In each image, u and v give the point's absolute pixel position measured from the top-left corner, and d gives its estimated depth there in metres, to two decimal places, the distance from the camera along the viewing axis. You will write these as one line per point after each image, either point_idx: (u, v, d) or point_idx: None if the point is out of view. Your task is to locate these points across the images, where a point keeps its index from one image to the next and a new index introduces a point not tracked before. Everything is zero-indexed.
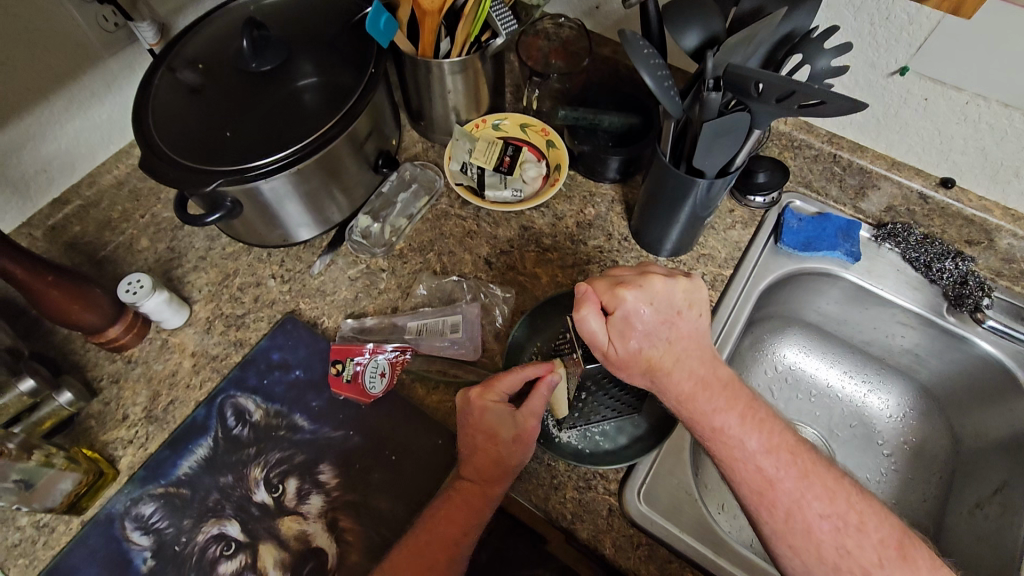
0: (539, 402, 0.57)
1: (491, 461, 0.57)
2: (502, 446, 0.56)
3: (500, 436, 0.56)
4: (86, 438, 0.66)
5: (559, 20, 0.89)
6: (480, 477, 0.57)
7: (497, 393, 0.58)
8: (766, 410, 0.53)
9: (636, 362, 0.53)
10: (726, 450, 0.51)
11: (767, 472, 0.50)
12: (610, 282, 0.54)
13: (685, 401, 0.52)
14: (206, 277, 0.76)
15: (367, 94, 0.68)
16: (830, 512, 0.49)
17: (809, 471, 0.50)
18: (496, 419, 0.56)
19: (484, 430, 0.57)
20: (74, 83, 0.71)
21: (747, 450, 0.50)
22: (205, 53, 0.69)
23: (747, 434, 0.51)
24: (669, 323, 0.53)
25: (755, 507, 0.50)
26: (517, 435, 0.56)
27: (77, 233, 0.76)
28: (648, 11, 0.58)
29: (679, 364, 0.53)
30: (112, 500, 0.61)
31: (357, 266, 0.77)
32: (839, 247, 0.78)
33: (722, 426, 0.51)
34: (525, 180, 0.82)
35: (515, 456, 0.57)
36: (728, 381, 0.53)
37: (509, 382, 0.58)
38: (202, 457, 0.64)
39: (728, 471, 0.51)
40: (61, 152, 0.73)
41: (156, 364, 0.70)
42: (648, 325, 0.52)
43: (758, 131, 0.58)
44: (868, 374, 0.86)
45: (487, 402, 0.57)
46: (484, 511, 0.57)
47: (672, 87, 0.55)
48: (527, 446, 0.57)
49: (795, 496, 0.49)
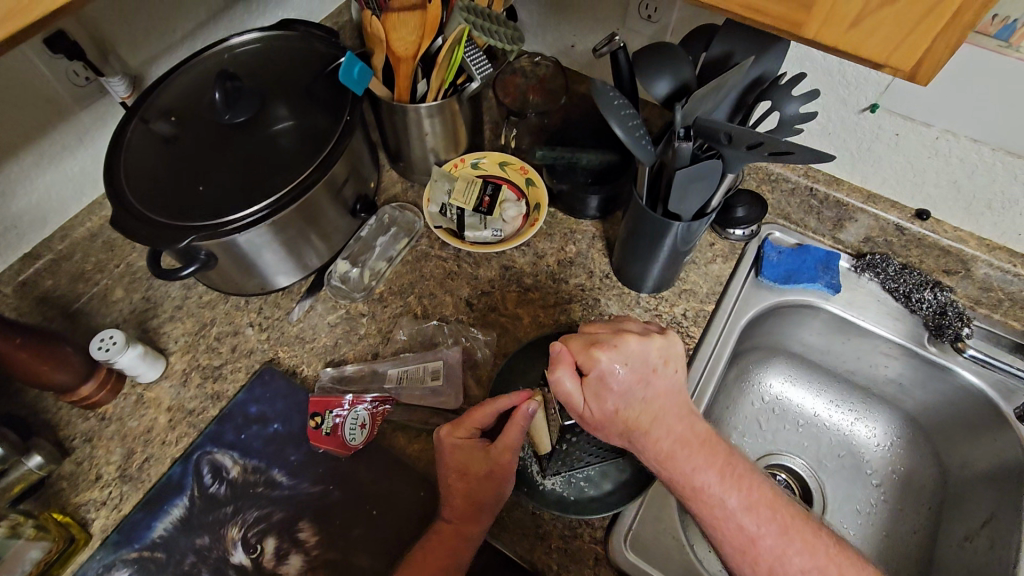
0: (513, 433, 0.57)
1: (465, 497, 0.57)
2: (473, 482, 0.57)
3: (471, 472, 0.57)
4: (58, 501, 0.64)
5: (535, 58, 0.91)
6: (454, 514, 0.57)
7: (467, 428, 0.59)
8: (744, 465, 0.52)
9: (612, 423, 0.52)
10: (708, 509, 0.50)
11: (749, 531, 0.49)
12: (585, 340, 0.54)
13: (664, 459, 0.51)
14: (182, 327, 0.75)
15: (343, 141, 0.68)
16: (811, 566, 0.48)
17: (788, 525, 0.50)
18: (465, 454, 0.57)
19: (455, 466, 0.57)
20: (44, 138, 0.69)
21: (727, 509, 0.49)
22: (177, 105, 0.69)
23: (727, 491, 0.50)
24: (645, 383, 0.52)
25: (739, 564, 0.49)
26: (489, 470, 0.56)
27: (50, 288, 0.74)
28: (619, 60, 0.59)
29: (658, 422, 0.52)
30: (84, 566, 0.59)
31: (336, 312, 0.77)
32: (819, 279, 0.79)
33: (702, 485, 0.50)
34: (505, 220, 0.82)
35: (490, 491, 0.57)
36: (706, 436, 0.52)
37: (479, 418, 0.58)
38: (177, 518, 0.62)
39: (711, 528, 0.50)
40: (31, 208, 0.71)
41: (131, 420, 0.69)
42: (623, 384, 0.52)
43: (732, 175, 0.58)
44: (854, 403, 0.86)
45: (457, 438, 0.58)
46: (459, 554, 0.56)
47: (645, 135, 0.55)
48: (501, 482, 0.57)
49: (776, 552, 0.48)
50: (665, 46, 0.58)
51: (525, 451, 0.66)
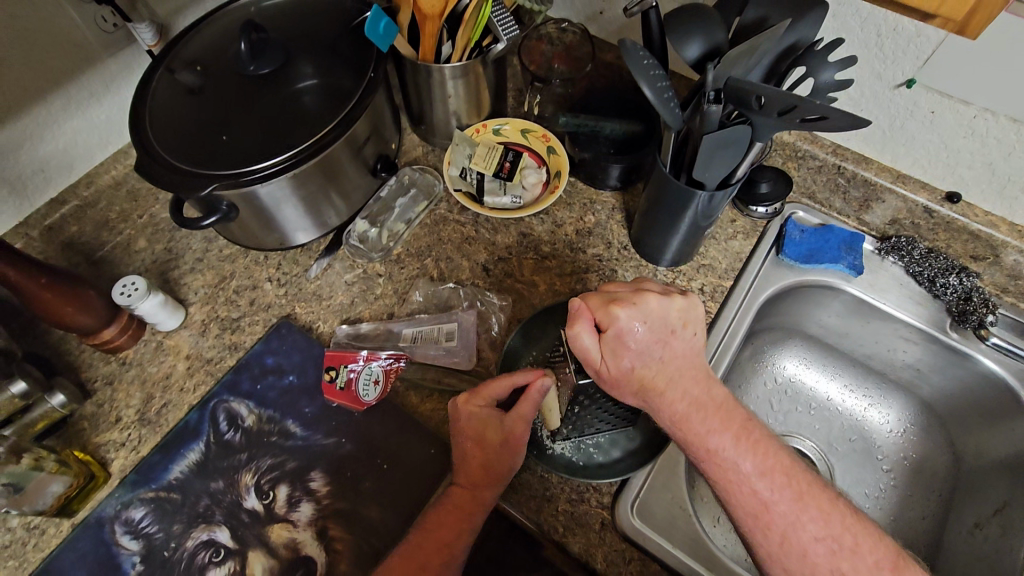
0: (529, 406, 0.57)
1: (479, 466, 0.57)
2: (489, 451, 0.57)
3: (486, 441, 0.57)
4: (79, 440, 0.65)
5: (563, 24, 0.88)
6: (470, 482, 0.58)
7: (483, 399, 0.59)
8: (761, 431, 0.52)
9: (628, 381, 0.52)
10: (720, 471, 0.50)
11: (763, 495, 0.49)
12: (604, 297, 0.53)
13: (680, 421, 0.52)
14: (203, 279, 0.77)
15: (364, 100, 0.68)
16: (824, 535, 0.48)
17: (805, 492, 0.50)
18: (481, 425, 0.57)
19: (471, 437, 0.58)
20: (72, 83, 0.70)
21: (742, 473, 0.50)
22: (203, 56, 0.69)
23: (742, 456, 0.50)
24: (662, 343, 0.52)
25: (750, 529, 0.49)
26: (506, 438, 0.57)
27: (74, 233, 0.75)
28: (651, 20, 0.57)
29: (678, 380, 0.52)
30: (103, 503, 0.61)
31: (354, 271, 0.77)
32: (842, 260, 0.77)
33: (717, 449, 0.50)
34: (525, 186, 0.82)
35: (505, 460, 0.58)
36: (723, 401, 0.52)
37: (495, 387, 0.59)
38: (194, 462, 0.63)
39: (725, 493, 0.50)
40: (58, 152, 0.72)
41: (151, 366, 0.70)
42: (641, 344, 0.52)
43: (760, 144, 0.57)
44: (868, 388, 0.85)
45: (475, 407, 0.58)
46: (474, 520, 0.56)
47: (674, 98, 0.54)
48: (517, 451, 0.58)
49: (790, 519, 0.49)
50: (700, 8, 0.56)
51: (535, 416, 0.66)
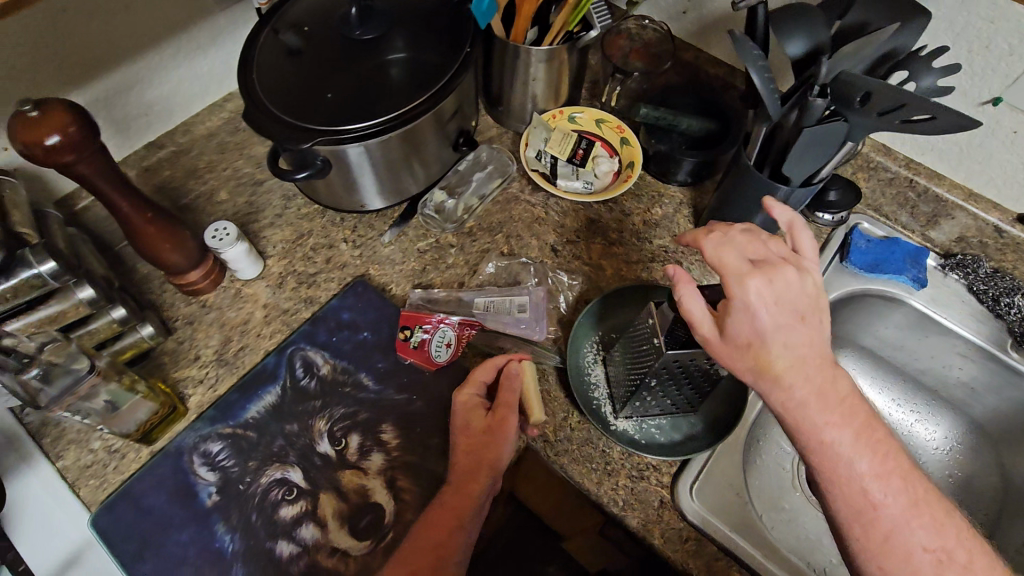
0: (511, 392, 0.60)
1: (466, 456, 0.59)
2: (474, 439, 0.60)
3: (472, 428, 0.60)
4: (160, 373, 0.68)
5: (643, 21, 0.91)
6: (459, 475, 0.59)
7: (472, 387, 0.62)
8: (883, 430, 0.50)
9: (743, 356, 0.49)
10: (830, 466, 0.48)
11: (874, 497, 0.48)
12: (744, 262, 0.50)
13: (795, 408, 0.48)
14: (281, 234, 0.79)
15: (456, 77, 0.70)
16: (935, 543, 0.48)
17: (915, 499, 0.48)
18: (468, 412, 0.61)
19: (460, 424, 0.61)
20: (185, 33, 0.73)
21: (856, 473, 0.48)
22: (306, 18, 0.72)
23: (859, 455, 0.48)
24: (787, 331, 0.48)
25: (852, 527, 0.48)
26: (489, 426, 0.60)
27: (166, 177, 0.78)
28: (757, 15, 0.58)
29: (798, 364, 0.48)
30: (182, 434, 0.63)
31: (426, 239, 0.80)
32: (906, 272, 0.79)
33: (833, 443, 0.48)
34: (596, 174, 0.84)
35: (491, 451, 0.59)
36: (849, 395, 0.49)
37: (481, 376, 0.62)
38: (270, 404, 0.65)
39: (829, 487, 0.49)
40: (161, 98, 0.75)
41: (230, 311, 0.73)
42: (768, 316, 0.48)
43: (851, 144, 0.59)
44: (916, 404, 0.86)
45: (464, 395, 0.62)
46: (466, 512, 0.57)
47: (776, 88, 0.55)
48: (502, 440, 0.59)
49: (900, 523, 0.48)
50: (804, 7, 0.57)
51: (598, 393, 0.68)
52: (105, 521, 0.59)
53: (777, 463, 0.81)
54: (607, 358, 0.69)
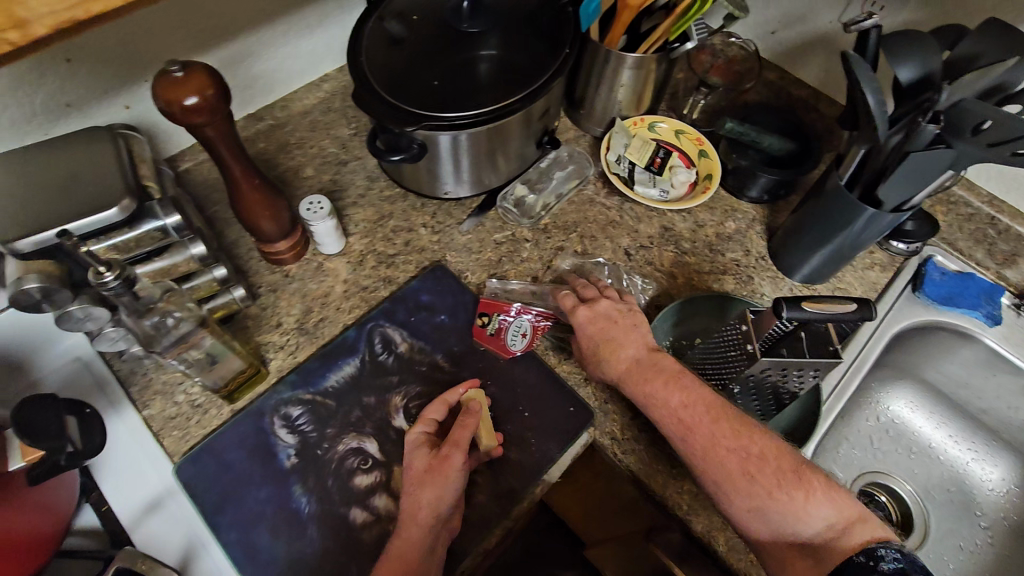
0: (463, 430, 0.59)
1: (409, 496, 0.56)
2: (418, 477, 0.57)
3: (415, 467, 0.58)
4: (244, 335, 0.70)
5: (729, 38, 0.93)
6: (401, 521, 0.55)
7: (422, 424, 0.61)
8: (736, 418, 0.54)
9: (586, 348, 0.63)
10: (680, 440, 0.54)
11: (748, 472, 0.51)
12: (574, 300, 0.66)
13: (673, 413, 0.55)
14: (363, 214, 0.81)
15: (550, 78, 0.70)
16: (818, 509, 0.50)
17: (787, 471, 0.51)
18: (414, 450, 0.59)
19: (405, 463, 0.59)
20: (297, 13, 0.77)
21: (736, 460, 0.52)
22: (412, 8, 0.74)
23: (726, 440, 0.53)
24: (582, 329, 0.64)
25: (739, 509, 0.51)
26: (433, 461, 0.57)
27: (260, 149, 0.82)
28: (870, 38, 0.60)
29: (605, 338, 0.62)
30: (264, 396, 0.65)
31: (503, 232, 0.81)
32: (980, 308, 0.79)
33: (707, 437, 0.53)
34: (673, 183, 0.84)
35: (432, 489, 0.56)
36: (681, 378, 0.57)
37: (432, 413, 0.62)
38: (348, 374, 0.67)
39: (716, 482, 0.52)
40: (266, 73, 0.81)
41: (311, 283, 0.74)
42: (592, 326, 0.63)
43: (951, 172, 0.59)
44: (976, 443, 0.85)
45: (414, 434, 0.61)
46: (407, 561, 0.52)
47: (887, 109, 0.57)
48: (447, 477, 0.56)
49: (780, 495, 0.50)
50: (917, 35, 0.59)
51: None
52: (188, 472, 0.61)
53: None
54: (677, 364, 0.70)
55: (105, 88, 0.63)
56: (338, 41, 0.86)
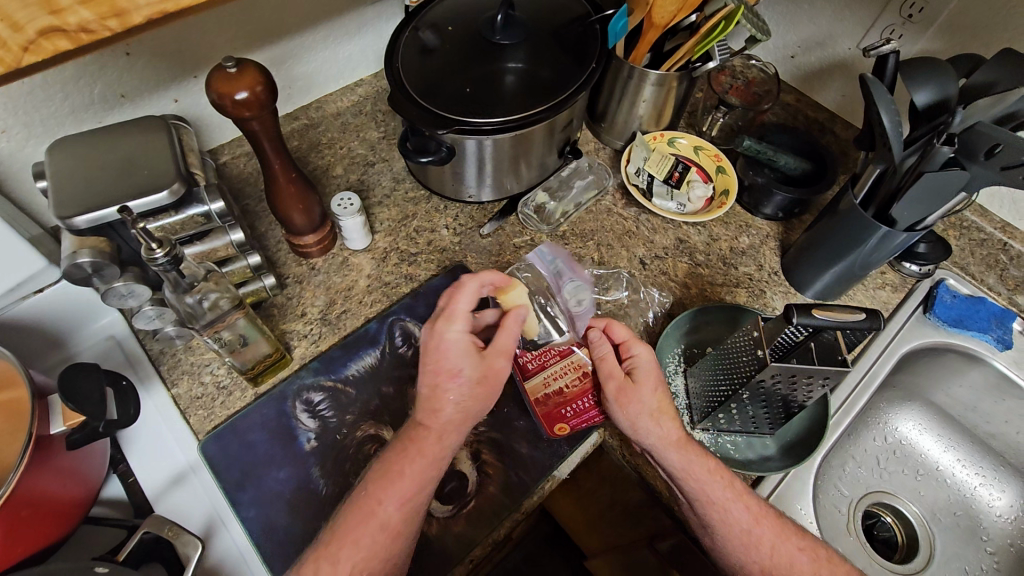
0: (507, 336, 0.59)
1: (441, 414, 0.56)
2: (459, 388, 0.56)
3: (455, 374, 0.56)
4: (270, 322, 0.73)
5: (750, 61, 0.98)
6: (422, 442, 0.55)
7: (455, 321, 0.58)
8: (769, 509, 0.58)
9: (641, 403, 0.58)
10: (743, 540, 0.55)
11: (786, 565, 0.54)
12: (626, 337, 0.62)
13: (717, 502, 0.56)
14: (388, 213, 0.84)
15: (575, 92, 0.73)
16: None
17: (818, 560, 0.55)
18: (456, 352, 0.57)
19: (441, 363, 0.56)
20: (338, 20, 0.81)
21: (771, 548, 0.55)
22: (447, 20, 0.77)
23: (765, 532, 0.56)
24: (651, 383, 0.59)
25: None
26: (481, 374, 0.57)
27: (293, 147, 0.86)
28: (888, 63, 0.63)
29: (659, 397, 0.59)
30: (287, 381, 0.68)
31: (522, 236, 0.84)
32: (990, 332, 0.80)
33: (749, 530, 0.55)
34: (690, 197, 0.87)
35: (477, 402, 0.57)
36: (723, 469, 0.58)
37: (462, 305, 0.59)
38: (369, 364, 0.70)
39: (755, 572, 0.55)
40: (305, 75, 0.85)
41: (336, 276, 0.77)
42: (653, 379, 0.59)
43: (964, 195, 0.61)
44: (984, 468, 0.85)
45: (451, 332, 0.57)
46: (381, 518, 0.52)
47: (902, 131, 0.60)
48: (490, 390, 0.58)
49: None
50: (934, 62, 0.62)
51: (680, 402, 0.72)
52: (211, 449, 0.63)
53: (833, 505, 0.81)
54: (688, 369, 0.72)
55: (159, 83, 0.67)
56: (373, 48, 0.90)
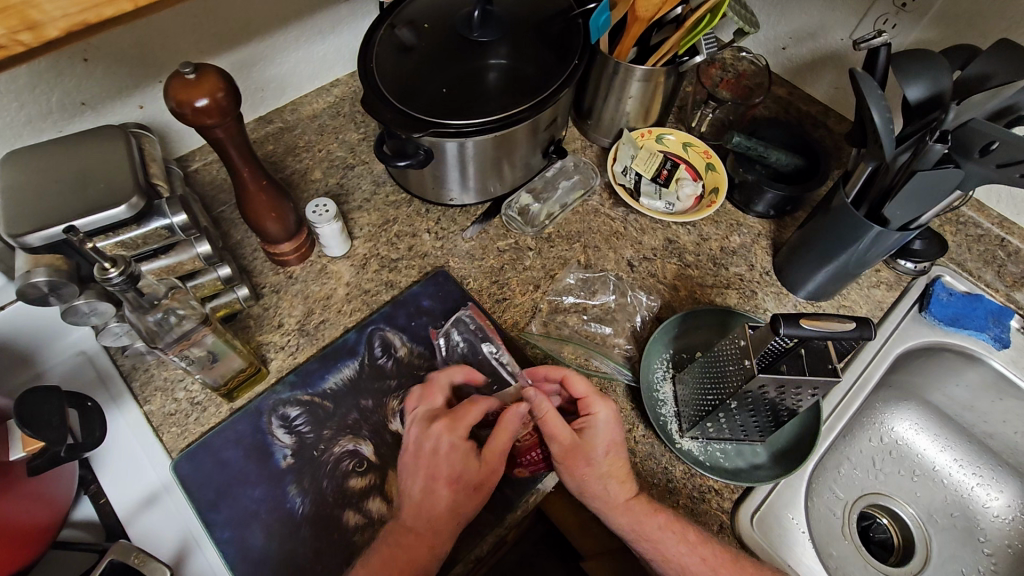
0: (504, 440, 0.57)
1: (432, 520, 0.54)
2: (460, 493, 0.55)
3: (448, 477, 0.55)
4: (245, 334, 0.70)
5: (739, 53, 0.94)
6: (409, 547, 0.53)
7: (460, 428, 0.57)
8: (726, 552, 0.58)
9: (588, 464, 0.58)
10: None
11: None
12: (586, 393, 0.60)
13: (671, 554, 0.56)
14: (368, 218, 0.81)
15: (557, 90, 0.71)
16: None
17: None
18: (458, 461, 0.56)
19: (434, 466, 0.56)
20: (310, 18, 0.79)
21: None
22: (422, 17, 0.75)
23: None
24: (603, 447, 0.58)
25: None
26: (480, 481, 0.56)
27: (269, 151, 0.83)
28: (879, 56, 0.60)
29: (612, 458, 0.58)
30: (263, 396, 0.66)
31: (506, 239, 0.81)
32: (988, 330, 0.78)
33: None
34: (679, 196, 0.84)
35: (471, 505, 0.56)
36: (677, 519, 0.58)
37: (473, 415, 0.58)
38: (347, 376, 0.68)
39: None
40: (279, 77, 0.82)
41: (314, 285, 0.75)
42: (605, 440, 0.58)
43: (959, 193, 0.59)
44: (981, 468, 0.84)
45: (454, 438, 0.57)
46: None
47: (893, 128, 0.57)
48: (481, 497, 0.57)
49: None
50: (927, 53, 0.59)
51: (666, 410, 0.68)
52: (185, 468, 0.61)
53: (828, 508, 0.79)
54: (676, 376, 0.70)
55: (121, 89, 0.65)
56: (349, 46, 0.87)
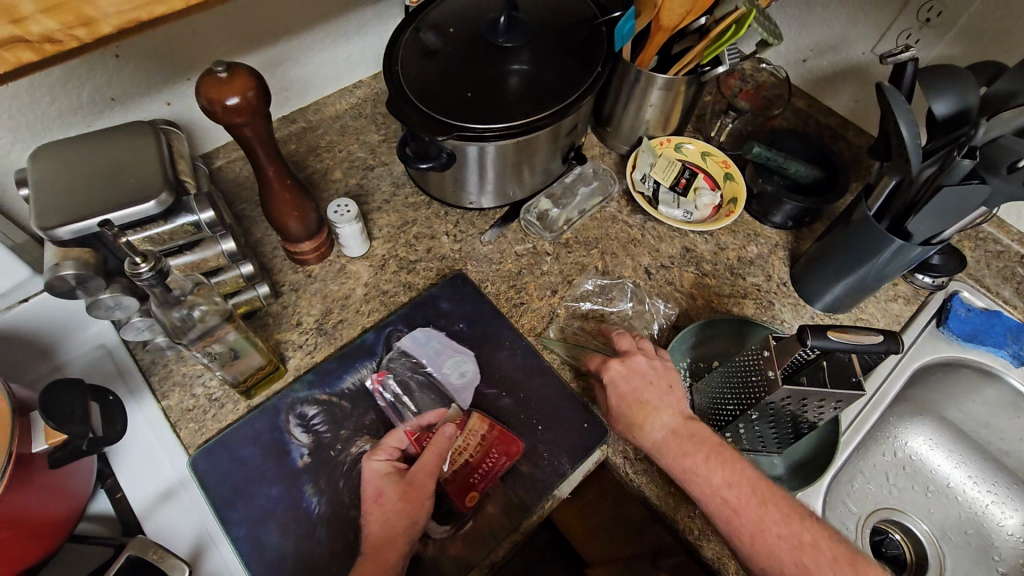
0: (429, 458, 0.57)
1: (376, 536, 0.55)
2: (388, 509, 0.56)
3: (385, 496, 0.56)
4: (264, 332, 0.71)
5: (760, 65, 0.96)
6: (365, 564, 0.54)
7: (386, 452, 0.60)
8: (788, 505, 0.53)
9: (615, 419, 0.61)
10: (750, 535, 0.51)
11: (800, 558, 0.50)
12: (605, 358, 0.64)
13: (715, 492, 0.54)
14: (387, 219, 0.81)
15: (580, 97, 0.71)
16: None
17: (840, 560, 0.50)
18: (379, 480, 0.57)
19: (371, 491, 0.57)
20: (336, 20, 0.79)
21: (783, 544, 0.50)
22: (448, 21, 0.75)
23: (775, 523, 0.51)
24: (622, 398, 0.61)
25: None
26: (403, 490, 0.56)
27: (290, 151, 0.84)
28: (906, 72, 0.60)
29: (628, 407, 0.60)
30: (281, 394, 0.66)
31: (524, 244, 0.81)
32: (1006, 347, 0.78)
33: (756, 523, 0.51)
34: (696, 205, 0.85)
35: (405, 519, 0.55)
36: (727, 458, 0.55)
37: (395, 438, 0.61)
38: (365, 376, 0.68)
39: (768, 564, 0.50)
40: (302, 78, 0.82)
41: (333, 284, 0.75)
42: (624, 392, 0.61)
43: (983, 209, 0.59)
44: (996, 485, 0.83)
45: (380, 462, 0.59)
46: None
47: (920, 143, 0.57)
48: (417, 507, 0.56)
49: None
50: (953, 69, 0.59)
51: None
52: (202, 465, 0.61)
53: (841, 522, 0.79)
54: (695, 385, 0.70)
55: (149, 86, 0.65)
56: (373, 48, 0.88)
